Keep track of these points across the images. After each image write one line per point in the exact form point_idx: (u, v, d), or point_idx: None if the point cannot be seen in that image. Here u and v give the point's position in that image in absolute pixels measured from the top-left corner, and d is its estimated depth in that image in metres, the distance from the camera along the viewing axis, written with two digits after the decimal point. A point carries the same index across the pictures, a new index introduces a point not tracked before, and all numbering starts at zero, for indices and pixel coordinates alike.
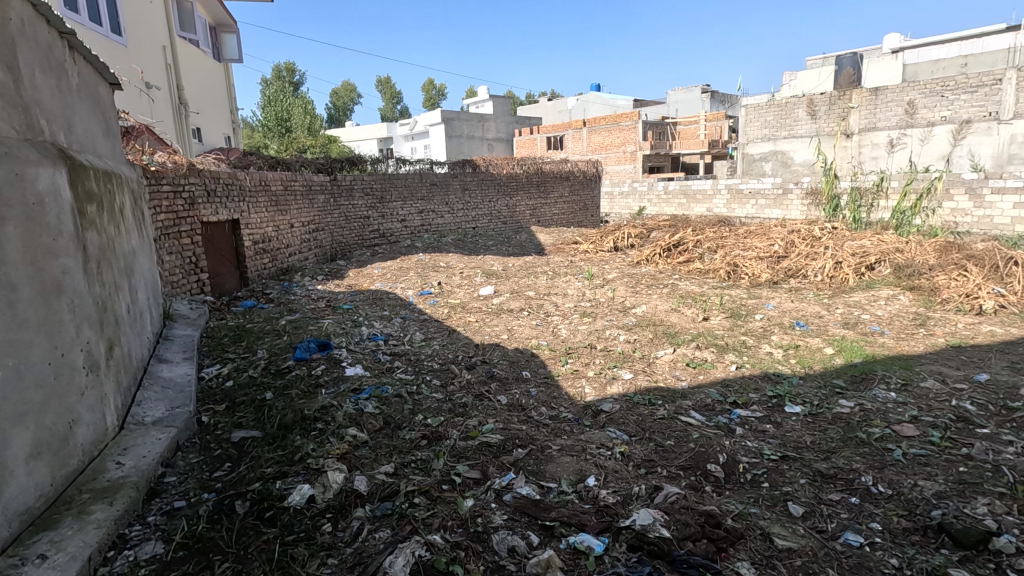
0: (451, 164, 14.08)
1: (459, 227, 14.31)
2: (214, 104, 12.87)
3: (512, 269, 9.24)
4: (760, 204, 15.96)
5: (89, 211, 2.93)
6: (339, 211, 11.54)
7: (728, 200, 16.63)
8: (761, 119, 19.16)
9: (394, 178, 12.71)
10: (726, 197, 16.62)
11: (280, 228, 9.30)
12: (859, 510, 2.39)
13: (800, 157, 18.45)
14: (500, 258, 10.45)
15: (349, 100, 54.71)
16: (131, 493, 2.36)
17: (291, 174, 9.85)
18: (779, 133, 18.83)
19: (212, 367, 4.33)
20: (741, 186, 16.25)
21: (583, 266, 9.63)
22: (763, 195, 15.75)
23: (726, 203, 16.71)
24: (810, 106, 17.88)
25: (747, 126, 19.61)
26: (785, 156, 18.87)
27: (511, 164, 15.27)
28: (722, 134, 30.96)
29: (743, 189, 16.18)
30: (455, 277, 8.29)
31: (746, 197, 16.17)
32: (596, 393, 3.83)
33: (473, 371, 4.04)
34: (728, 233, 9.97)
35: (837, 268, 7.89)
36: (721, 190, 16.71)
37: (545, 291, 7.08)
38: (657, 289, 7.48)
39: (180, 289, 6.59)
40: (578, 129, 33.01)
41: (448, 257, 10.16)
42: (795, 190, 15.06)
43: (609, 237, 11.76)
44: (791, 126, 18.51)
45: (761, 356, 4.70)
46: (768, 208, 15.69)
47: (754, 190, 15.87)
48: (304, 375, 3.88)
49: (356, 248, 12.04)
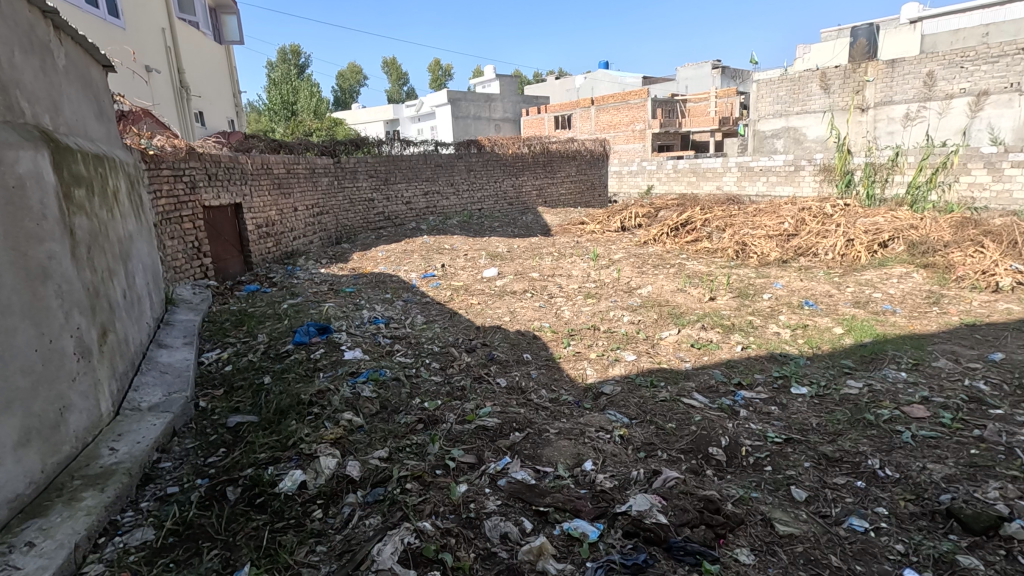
0: (456, 145, 13.92)
1: (465, 209, 14.20)
2: (216, 87, 12.76)
3: (518, 250, 9.16)
4: (771, 182, 15.68)
5: (77, 195, 2.89)
6: (343, 194, 11.48)
7: (738, 178, 16.35)
8: (773, 95, 18.71)
9: (398, 160, 12.59)
10: (735, 174, 16.33)
11: (283, 212, 9.25)
12: (864, 495, 2.32)
13: (813, 133, 18.05)
14: (506, 240, 10.36)
15: (355, 82, 54.24)
16: (124, 480, 2.34)
17: (294, 157, 9.77)
18: (791, 108, 18.39)
19: (212, 352, 4.32)
20: (752, 163, 15.95)
21: (589, 246, 9.51)
22: (774, 173, 15.47)
23: (735, 180, 16.42)
24: (825, 80, 17.40)
25: (758, 102, 19.15)
26: (798, 132, 18.46)
27: (517, 144, 15.06)
28: (733, 110, 30.38)
29: (753, 167, 15.88)
30: (458, 259, 8.22)
31: (757, 175, 15.89)
32: (597, 374, 3.76)
33: (473, 354, 3.99)
34: (737, 211, 9.77)
35: (849, 246, 7.72)
36: (731, 168, 16.42)
37: (549, 273, 6.99)
38: (664, 269, 7.37)
39: (184, 274, 6.59)
40: (586, 108, 32.51)
41: (452, 239, 10.08)
42: (807, 167, 14.76)
43: (616, 217, 11.60)
44: (804, 102, 18.07)
45: (768, 336, 4.61)
46: (778, 185, 15.41)
47: (765, 168, 15.59)
48: (302, 359, 3.85)
49: (362, 230, 11.99)
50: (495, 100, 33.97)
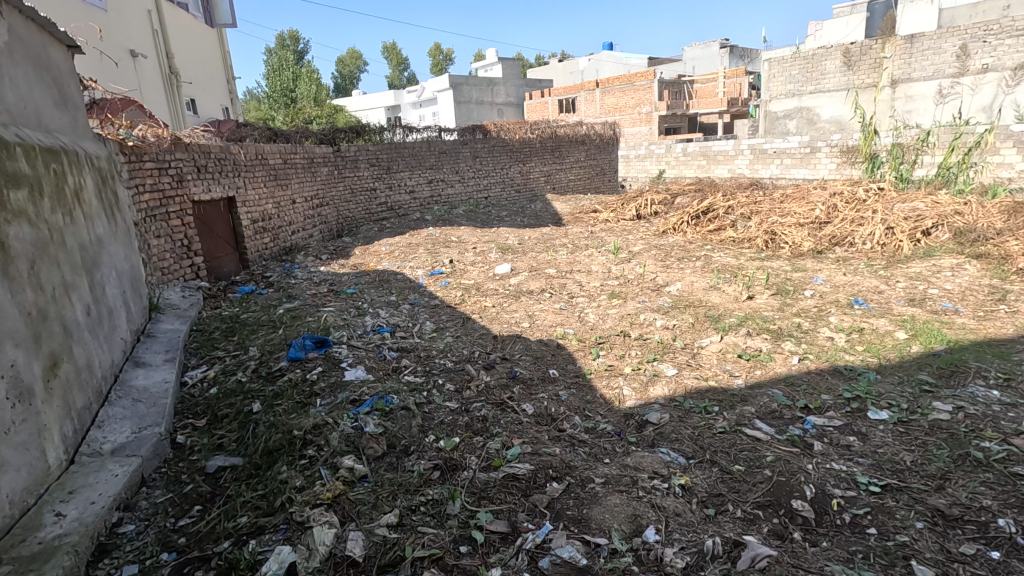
0: (460, 131, 13.30)
1: (471, 197, 13.64)
2: (209, 72, 12.17)
3: (529, 242, 8.63)
4: (785, 164, 15.06)
5: (13, 197, 2.37)
6: (343, 184, 10.94)
7: (750, 161, 15.69)
8: (786, 74, 17.89)
9: (400, 147, 12.01)
10: (749, 157, 15.69)
11: (280, 204, 8.74)
12: (1007, 573, 1.82)
13: (828, 113, 17.31)
14: (515, 230, 9.82)
15: (355, 68, 53.28)
16: (68, 561, 1.86)
17: (290, 146, 9.21)
18: (804, 88, 17.61)
19: (197, 370, 3.83)
20: (766, 145, 15.23)
21: (604, 237, 8.97)
22: (790, 155, 14.83)
23: (749, 163, 15.78)
24: (839, 58, 16.60)
25: (771, 81, 18.35)
26: (811, 112, 17.72)
27: (524, 128, 14.42)
28: (742, 91, 29.57)
29: (767, 149, 15.24)
30: (467, 254, 7.69)
31: (771, 158, 15.24)
32: (637, 396, 3.26)
33: (493, 372, 3.49)
34: (761, 197, 9.17)
35: (888, 234, 7.15)
36: (744, 151, 15.77)
37: (566, 268, 6.46)
38: (689, 262, 6.83)
39: (172, 275, 6.11)
40: (591, 91, 31.66)
41: (460, 231, 9.55)
42: (825, 149, 14.11)
43: (630, 205, 11.02)
44: (819, 80, 17.27)
45: (822, 343, 4.08)
46: (794, 168, 14.80)
47: (779, 150, 14.95)
48: (297, 381, 3.35)
49: (364, 222, 11.47)
50: (498, 84, 33.12)
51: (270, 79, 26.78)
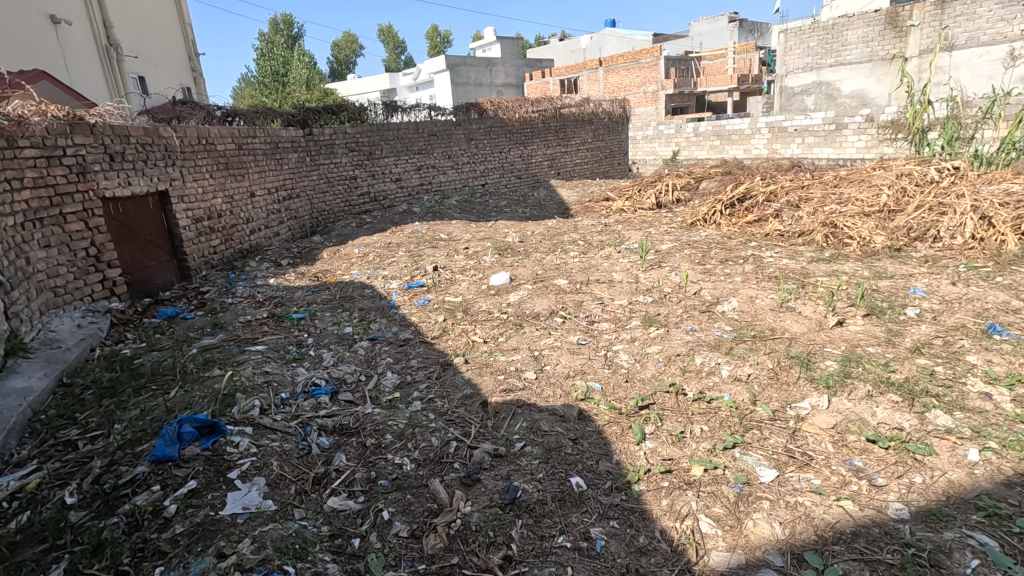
0: (454, 110, 11.77)
1: (466, 184, 12.16)
2: (160, 46, 10.66)
3: (532, 240, 7.22)
4: (808, 143, 13.54)
5: None
6: (318, 172, 9.58)
7: (769, 140, 14.21)
8: (804, 46, 16.19)
9: (382, 129, 10.52)
10: (766, 136, 14.21)
11: (234, 198, 7.32)
12: None
13: (849, 87, 15.68)
14: (513, 224, 8.38)
15: (351, 51, 51.35)
16: None
17: (247, 129, 7.75)
18: (823, 60, 15.89)
19: (17, 473, 2.44)
20: (785, 122, 13.77)
21: (622, 233, 7.54)
22: (812, 132, 13.33)
23: (766, 143, 14.31)
24: (863, 26, 14.94)
25: (786, 54, 16.61)
26: (831, 86, 16.04)
27: (524, 106, 12.87)
28: (752, 67, 27.91)
29: (787, 126, 13.72)
30: (457, 256, 6.29)
31: (792, 135, 13.73)
32: (730, 545, 1.87)
33: (479, 489, 2.10)
34: (808, 179, 7.67)
35: (984, 226, 5.70)
36: (761, 129, 14.29)
37: (582, 277, 5.04)
38: (735, 266, 5.41)
39: (72, 296, 4.72)
40: (594, 70, 29.99)
41: (451, 227, 8.10)
42: (851, 124, 12.61)
43: (647, 192, 9.57)
44: (839, 52, 15.59)
45: (989, 409, 2.66)
46: (817, 146, 13.31)
47: (800, 128, 13.48)
48: (145, 520, 1.97)
49: (342, 215, 10.09)
50: (497, 65, 31.34)
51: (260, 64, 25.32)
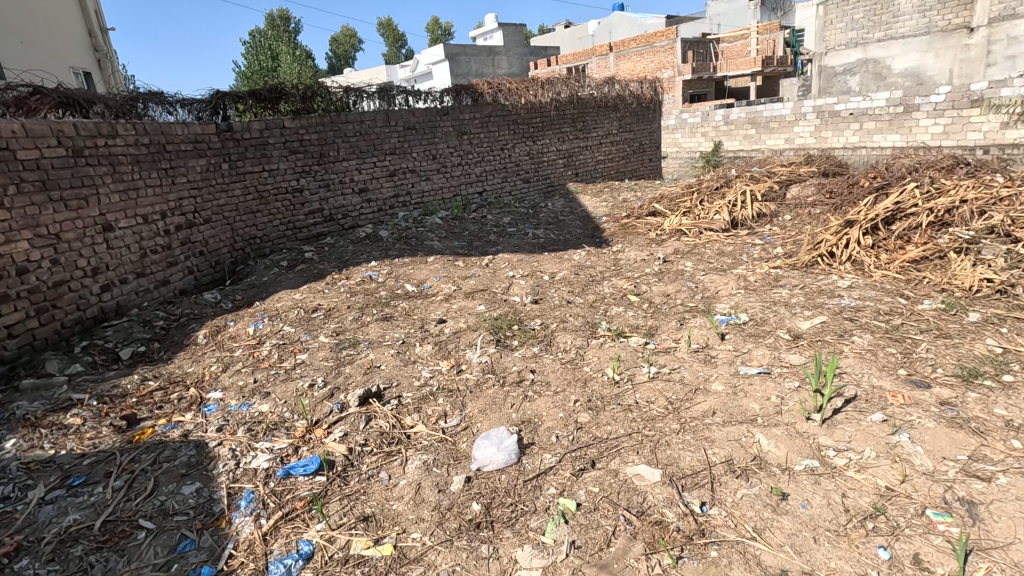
0: (439, 94, 8.82)
1: (458, 192, 9.23)
2: (36, 15, 7.78)
3: (554, 302, 4.35)
4: (865, 130, 10.43)
5: None
6: (237, 184, 6.69)
7: (816, 127, 11.07)
8: (846, 19, 12.61)
9: (337, 121, 7.64)
10: (814, 123, 11.07)
11: (64, 236, 4.47)
12: None
13: (901, 65, 12.11)
14: (520, 263, 5.50)
15: (350, 46, 48.56)
16: None
17: (97, 123, 4.89)
18: (870, 35, 12.37)
19: None
20: (838, 106, 10.68)
21: (700, 284, 4.67)
22: (873, 117, 10.23)
23: (813, 131, 11.15)
24: None
25: (824, 29, 13.04)
26: (880, 64, 12.42)
27: (532, 89, 9.89)
28: (776, 49, 24.33)
29: (839, 111, 10.67)
30: (421, 351, 3.42)
31: (845, 121, 10.64)
32: None
33: None
34: (1001, 185, 4.69)
35: None
36: (807, 115, 11.16)
37: (690, 455, 2.14)
38: (1009, 394, 2.50)
39: None
40: (604, 56, 26.99)
41: (424, 271, 5.24)
42: (923, 106, 9.56)
43: (711, 205, 6.66)
44: (889, 25, 12.11)
45: None
46: (880, 134, 10.20)
47: (856, 113, 10.43)
48: None
49: (279, 245, 7.24)
50: (499, 53, 28.19)
51: (248, 58, 22.58)
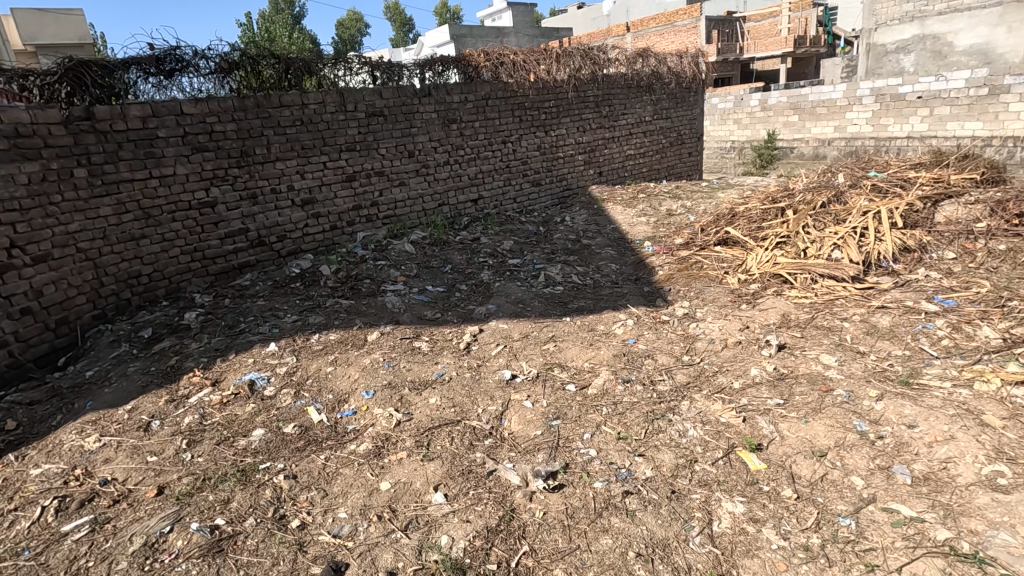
0: (419, 68, 6.40)
1: (444, 200, 6.87)
2: None
3: (590, 484, 2.06)
4: (937, 117, 7.92)
5: None
6: (101, 198, 4.28)
7: (873, 113, 8.48)
8: None
9: (268, 104, 5.19)
10: (871, 108, 8.45)
11: None
12: None
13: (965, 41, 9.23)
14: (524, 347, 3.20)
15: (354, 30, 46.08)
16: None
17: None
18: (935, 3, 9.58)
19: None
20: (903, 87, 8.12)
21: (883, 422, 2.34)
22: (948, 99, 7.72)
23: (869, 119, 8.55)
24: None
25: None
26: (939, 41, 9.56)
27: (544, 62, 7.47)
28: (807, 27, 20.96)
29: (905, 95, 8.10)
30: None
31: (912, 106, 8.10)
32: None
33: None
34: None
35: None
36: (861, 98, 8.56)
37: None
38: None
39: None
40: (621, 36, 24.36)
41: (354, 367, 2.95)
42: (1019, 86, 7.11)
43: (823, 232, 4.30)
44: None
45: None
46: (957, 121, 7.70)
47: (926, 96, 7.91)
48: None
49: (177, 284, 4.87)
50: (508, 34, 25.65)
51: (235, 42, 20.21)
